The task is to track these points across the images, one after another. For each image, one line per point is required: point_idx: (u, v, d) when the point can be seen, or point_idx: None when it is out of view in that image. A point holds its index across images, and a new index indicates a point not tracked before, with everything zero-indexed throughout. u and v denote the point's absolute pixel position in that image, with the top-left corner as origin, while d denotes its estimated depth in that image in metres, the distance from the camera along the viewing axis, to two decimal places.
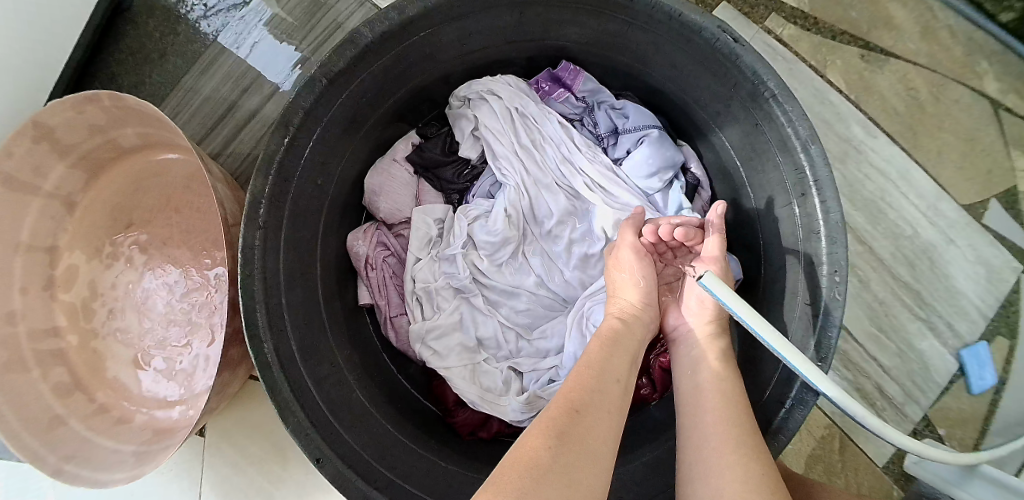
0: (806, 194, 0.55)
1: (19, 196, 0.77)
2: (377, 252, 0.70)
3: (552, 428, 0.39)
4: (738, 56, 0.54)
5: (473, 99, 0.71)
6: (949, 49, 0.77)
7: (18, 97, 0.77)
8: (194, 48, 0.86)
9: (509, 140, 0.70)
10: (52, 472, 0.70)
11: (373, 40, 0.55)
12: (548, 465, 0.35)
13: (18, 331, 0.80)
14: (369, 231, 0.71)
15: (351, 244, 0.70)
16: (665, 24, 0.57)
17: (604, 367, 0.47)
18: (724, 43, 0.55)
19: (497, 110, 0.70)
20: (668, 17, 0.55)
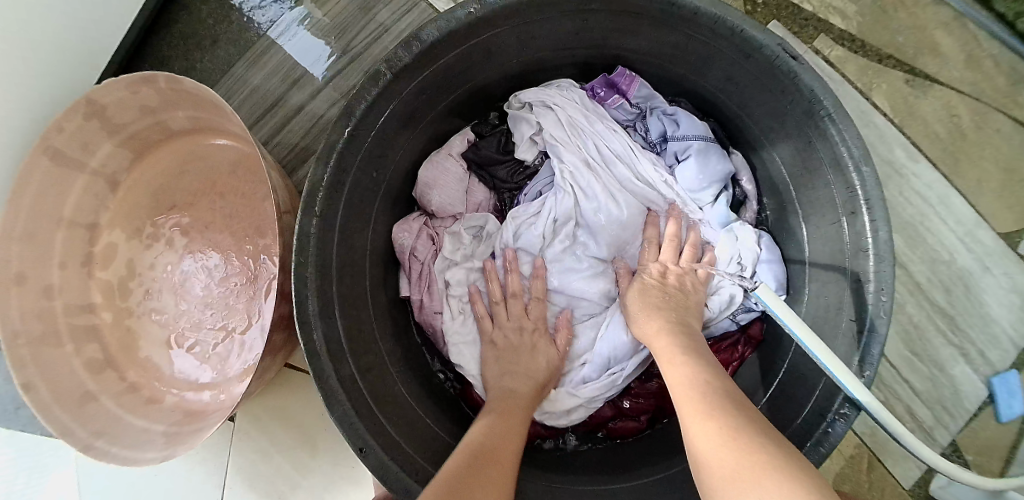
0: (857, 212, 0.56)
1: (66, 172, 0.78)
2: (421, 244, 0.71)
3: (463, 464, 0.45)
4: (796, 74, 0.55)
5: (535, 105, 0.73)
6: (993, 78, 0.77)
7: (73, 74, 0.78)
8: (247, 37, 0.87)
9: (566, 141, 0.71)
10: (82, 447, 0.70)
11: (439, 37, 0.56)
12: (460, 480, 0.42)
13: (55, 305, 0.81)
14: (415, 223, 0.72)
15: (396, 236, 0.70)
16: (726, 38, 0.57)
17: (506, 423, 0.53)
18: (782, 61, 0.55)
19: (560, 119, 0.71)
20: (731, 33, 0.56)
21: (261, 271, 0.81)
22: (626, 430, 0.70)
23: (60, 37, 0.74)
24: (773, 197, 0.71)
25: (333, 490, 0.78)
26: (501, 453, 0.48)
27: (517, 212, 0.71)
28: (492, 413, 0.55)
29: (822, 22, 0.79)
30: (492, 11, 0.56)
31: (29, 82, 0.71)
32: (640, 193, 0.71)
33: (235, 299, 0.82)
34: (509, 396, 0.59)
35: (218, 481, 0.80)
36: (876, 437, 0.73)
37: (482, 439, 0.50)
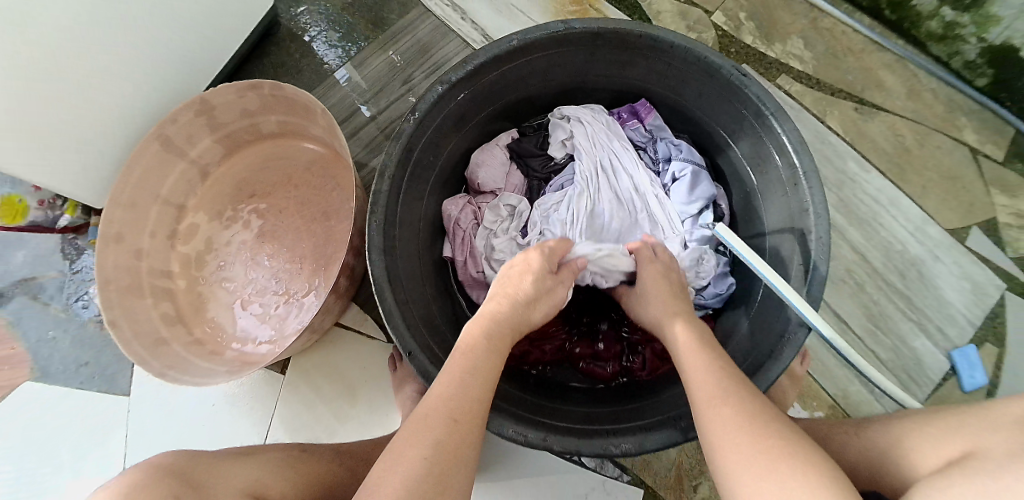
0: (798, 183, 0.70)
1: (170, 156, 0.96)
2: (465, 216, 0.86)
3: (434, 440, 0.47)
4: (746, 87, 0.71)
5: (572, 117, 0.90)
6: (932, 106, 0.93)
7: (183, 83, 0.98)
8: (325, 69, 1.09)
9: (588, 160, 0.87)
10: (158, 373, 0.83)
11: (487, 61, 0.74)
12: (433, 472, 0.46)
13: (142, 266, 0.95)
14: (462, 200, 0.87)
15: (446, 208, 0.87)
16: (695, 64, 0.75)
17: (486, 364, 0.54)
18: (735, 79, 0.72)
19: (588, 133, 0.88)
20: (697, 59, 0.73)
21: (322, 248, 0.96)
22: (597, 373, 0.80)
23: (180, 54, 0.94)
24: (743, 218, 0.85)
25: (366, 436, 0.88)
26: (465, 406, 0.50)
27: (543, 200, 0.86)
28: (472, 352, 0.55)
29: (783, 65, 0.96)
30: (528, 43, 0.74)
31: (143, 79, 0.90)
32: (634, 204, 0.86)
33: (299, 270, 0.96)
34: (496, 332, 0.58)
35: (263, 425, 0.90)
36: (848, 399, 0.81)
37: (461, 393, 0.51)
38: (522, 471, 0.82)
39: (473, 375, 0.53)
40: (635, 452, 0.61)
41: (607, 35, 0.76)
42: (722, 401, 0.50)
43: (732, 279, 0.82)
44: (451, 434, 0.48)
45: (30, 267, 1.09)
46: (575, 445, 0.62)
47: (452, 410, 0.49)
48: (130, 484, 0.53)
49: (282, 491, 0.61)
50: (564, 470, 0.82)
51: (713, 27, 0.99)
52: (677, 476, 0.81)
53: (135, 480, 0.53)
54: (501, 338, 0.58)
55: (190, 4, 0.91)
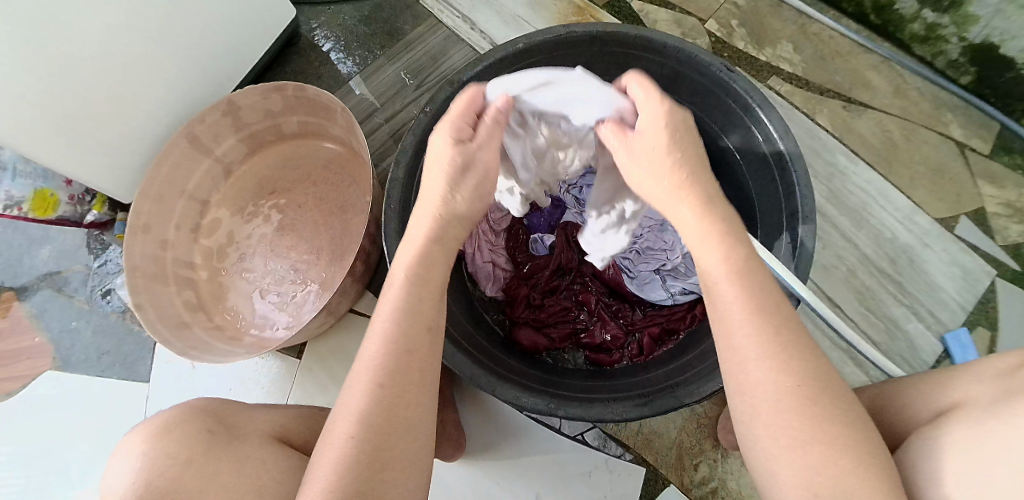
0: (784, 168, 0.74)
1: (197, 154, 1.02)
2: None
3: (368, 429, 0.48)
4: (733, 82, 0.77)
5: None
6: (918, 104, 0.97)
7: (210, 87, 1.05)
8: (343, 77, 1.16)
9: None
10: (181, 353, 0.88)
11: (495, 62, 0.80)
12: (371, 459, 0.48)
13: (167, 256, 1.00)
14: None
15: None
16: (687, 63, 0.80)
17: (413, 328, 0.52)
18: (723, 75, 0.77)
19: None
20: (688, 57, 0.79)
21: (339, 240, 1.01)
22: (608, 359, 0.84)
23: (208, 59, 1.01)
24: (742, 212, 0.88)
25: None
26: (405, 379, 0.50)
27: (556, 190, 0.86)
28: (393, 317, 0.51)
29: (773, 68, 1.01)
30: (533, 45, 0.80)
31: (173, 81, 0.96)
32: None
33: (316, 261, 1.01)
34: (422, 281, 0.53)
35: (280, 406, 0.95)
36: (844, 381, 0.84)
37: (387, 369, 0.50)
38: (527, 450, 0.85)
39: (404, 344, 0.51)
40: (635, 416, 0.64)
41: (605, 35, 0.81)
42: (756, 358, 0.43)
43: None
44: (380, 418, 0.49)
45: (57, 262, 1.15)
46: (577, 407, 0.64)
47: (375, 386, 0.50)
48: (164, 422, 0.64)
49: (305, 439, 0.68)
50: (568, 450, 0.85)
51: (707, 34, 1.05)
52: (677, 455, 0.83)
53: (167, 418, 0.64)
54: (427, 287, 0.53)
55: (219, 13, 0.98)
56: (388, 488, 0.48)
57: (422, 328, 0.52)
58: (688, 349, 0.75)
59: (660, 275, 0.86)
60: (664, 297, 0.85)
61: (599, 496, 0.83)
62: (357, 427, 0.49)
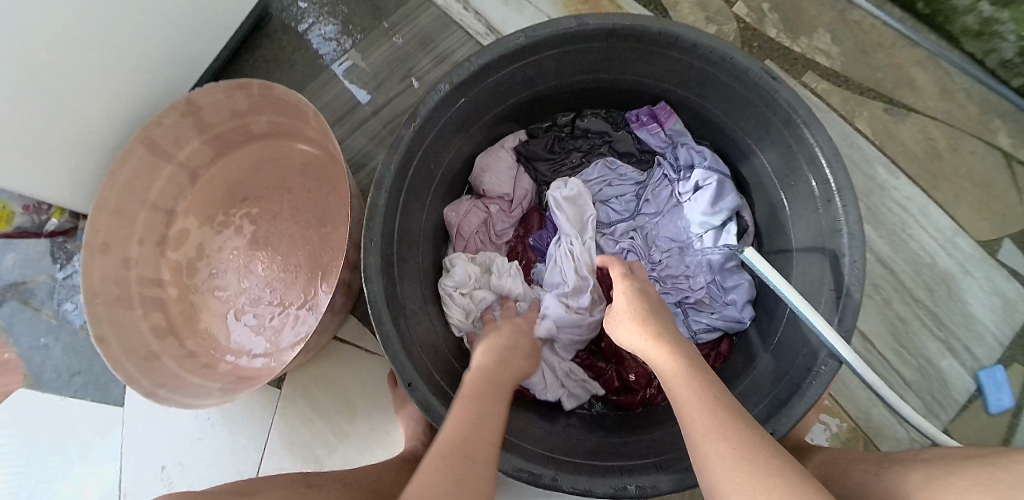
0: (830, 200, 0.65)
1: (157, 159, 0.90)
2: (468, 224, 0.83)
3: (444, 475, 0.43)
4: (776, 91, 0.66)
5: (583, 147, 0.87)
6: (965, 108, 0.87)
7: (170, 80, 0.92)
8: (318, 65, 1.02)
9: (596, 184, 0.85)
10: (147, 393, 0.80)
11: (492, 60, 0.68)
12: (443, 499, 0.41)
13: (130, 275, 0.91)
14: (466, 205, 0.84)
15: (446, 215, 0.83)
16: (719, 65, 0.69)
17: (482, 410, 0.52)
18: (765, 82, 0.66)
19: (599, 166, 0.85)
20: (722, 59, 0.68)
21: (318, 258, 0.90)
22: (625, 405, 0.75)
23: (165, 50, 0.88)
24: (769, 235, 0.79)
25: (366, 455, 0.87)
26: (478, 449, 0.47)
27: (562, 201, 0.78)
28: (452, 433, 0.48)
29: (808, 61, 0.90)
30: (533, 42, 0.69)
31: (122, 76, 0.84)
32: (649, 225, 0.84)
33: (295, 280, 0.91)
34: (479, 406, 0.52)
35: (261, 440, 0.90)
36: (870, 421, 0.78)
37: (438, 468, 0.44)
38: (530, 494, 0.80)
39: (460, 452, 0.46)
40: (650, 493, 0.57)
41: (623, 33, 0.70)
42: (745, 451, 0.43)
43: (750, 311, 0.78)
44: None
45: (20, 272, 1.06)
46: (587, 483, 0.59)
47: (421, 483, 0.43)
48: None
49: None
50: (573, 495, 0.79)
51: (735, 19, 0.92)
52: (690, 497, 0.79)
53: None
54: (489, 396, 0.54)
55: None
56: None
57: (487, 413, 0.52)
58: None
59: (682, 308, 0.80)
60: (687, 334, 0.78)
61: None
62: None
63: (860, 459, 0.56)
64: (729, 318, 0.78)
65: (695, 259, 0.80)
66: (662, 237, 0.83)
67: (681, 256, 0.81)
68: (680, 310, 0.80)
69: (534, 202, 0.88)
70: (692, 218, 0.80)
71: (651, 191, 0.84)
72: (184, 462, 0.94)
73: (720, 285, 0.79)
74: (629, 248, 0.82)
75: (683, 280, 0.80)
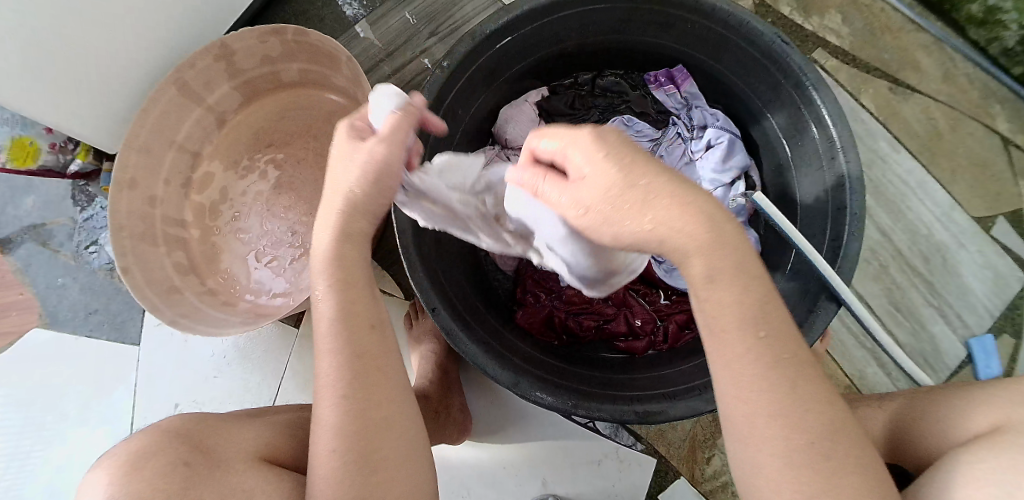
0: (835, 157, 0.69)
1: (187, 101, 0.93)
2: None
3: (352, 387, 0.46)
4: (787, 54, 0.70)
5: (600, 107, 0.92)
6: (966, 92, 0.91)
7: (203, 26, 0.95)
8: (346, 21, 1.05)
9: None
10: (171, 322, 0.82)
11: (523, 10, 0.72)
12: (366, 411, 0.46)
13: (155, 213, 0.93)
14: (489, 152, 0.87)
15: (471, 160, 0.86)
16: (735, 30, 0.73)
17: (348, 280, 0.48)
18: (778, 45, 0.70)
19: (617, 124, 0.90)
20: (739, 24, 0.72)
21: None
22: (631, 349, 0.79)
23: None
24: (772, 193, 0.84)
25: None
26: (360, 320, 0.48)
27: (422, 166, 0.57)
28: (332, 333, 0.47)
29: (819, 39, 0.94)
30: None
31: (160, 17, 0.86)
32: None
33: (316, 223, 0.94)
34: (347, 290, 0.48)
35: (276, 377, 0.93)
36: (865, 380, 0.82)
37: (343, 380, 0.46)
38: (537, 433, 0.83)
39: (354, 353, 0.47)
40: (659, 417, 0.60)
41: None
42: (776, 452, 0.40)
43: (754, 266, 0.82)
44: (355, 425, 0.46)
45: (41, 213, 1.08)
46: (599, 409, 0.61)
47: (342, 399, 0.46)
48: (137, 451, 0.53)
49: (294, 456, 0.62)
50: (578, 436, 0.82)
51: None
52: (689, 447, 0.81)
53: (144, 446, 0.54)
54: (351, 245, 0.48)
55: None
56: (390, 435, 0.47)
57: (353, 273, 0.48)
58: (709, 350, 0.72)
59: None
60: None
61: (608, 484, 0.81)
62: (335, 437, 0.45)
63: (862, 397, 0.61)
64: None
65: None
66: None
67: None
68: None
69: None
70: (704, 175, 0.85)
71: (666, 148, 0.89)
72: (197, 400, 0.96)
73: None
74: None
75: None
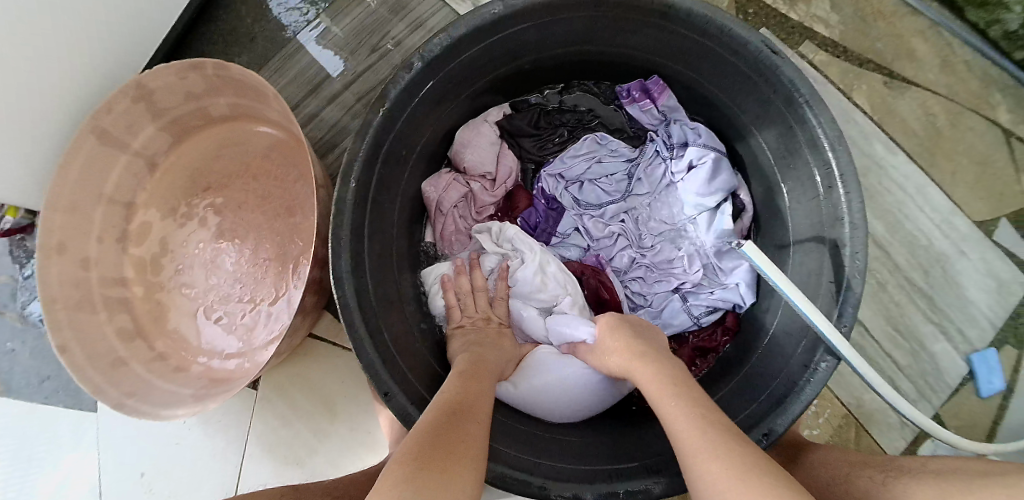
0: (832, 187, 0.62)
1: (110, 150, 0.83)
2: (447, 198, 0.78)
3: (451, 409, 0.49)
4: (777, 67, 0.61)
5: (570, 123, 0.83)
6: (966, 81, 0.83)
7: (118, 62, 0.84)
8: (280, 37, 0.93)
9: (585, 161, 0.81)
10: (116, 404, 0.76)
11: (465, 32, 0.62)
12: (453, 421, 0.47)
13: (91, 276, 0.85)
14: (446, 178, 0.78)
15: (425, 190, 0.77)
16: (716, 39, 0.64)
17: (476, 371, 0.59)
18: (766, 57, 0.61)
19: (589, 145, 0.81)
20: (720, 32, 0.63)
21: (289, 248, 0.85)
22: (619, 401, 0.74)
23: (109, 28, 0.80)
24: (761, 216, 0.77)
25: (350, 456, 0.85)
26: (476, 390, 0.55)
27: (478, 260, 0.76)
28: (447, 388, 0.54)
29: (806, 30, 0.85)
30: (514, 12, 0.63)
31: (63, 61, 0.75)
32: (642, 206, 0.81)
33: (265, 274, 0.86)
34: (478, 358, 0.62)
35: (242, 440, 0.87)
36: (862, 407, 0.78)
37: (457, 395, 0.53)
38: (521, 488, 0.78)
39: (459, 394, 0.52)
40: (642, 497, 0.57)
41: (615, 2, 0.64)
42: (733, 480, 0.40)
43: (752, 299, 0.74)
44: (446, 425, 0.47)
45: None
46: (574, 489, 0.58)
47: (437, 416, 0.48)
48: None
49: None
50: None
51: None
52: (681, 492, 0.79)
53: None
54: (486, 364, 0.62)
55: None
56: (468, 443, 0.45)
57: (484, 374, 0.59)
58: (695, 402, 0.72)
59: (680, 295, 0.77)
60: (689, 322, 0.76)
61: None
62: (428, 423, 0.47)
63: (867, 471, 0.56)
64: (717, 304, 0.76)
65: (687, 244, 0.78)
66: (656, 219, 0.80)
67: (673, 240, 0.79)
68: (678, 296, 0.77)
69: (519, 181, 0.83)
70: (686, 199, 0.77)
71: (643, 170, 0.80)
72: (161, 467, 0.90)
73: (716, 268, 0.77)
74: (619, 232, 0.80)
75: (677, 266, 0.78)
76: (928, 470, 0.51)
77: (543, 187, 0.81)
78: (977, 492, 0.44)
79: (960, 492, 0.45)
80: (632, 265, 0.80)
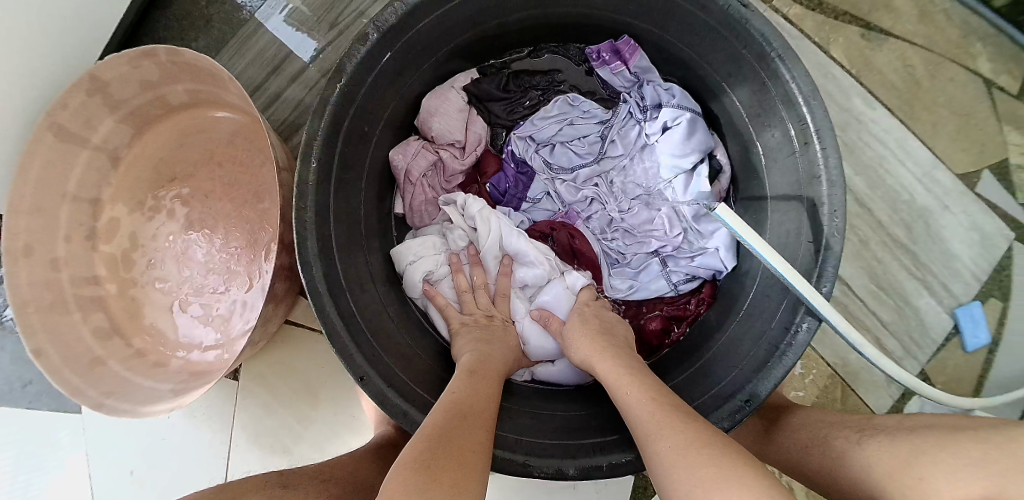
0: (808, 142, 0.60)
1: (70, 146, 0.81)
2: (417, 166, 0.75)
3: (461, 395, 0.52)
4: (747, 20, 0.59)
5: (542, 86, 0.81)
6: (944, 31, 0.81)
7: (71, 53, 0.81)
8: (238, 18, 0.90)
9: (556, 122, 0.79)
10: (94, 405, 0.74)
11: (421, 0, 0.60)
12: (462, 407, 0.50)
13: (62, 277, 0.83)
14: (414, 145, 0.76)
15: (392, 158, 0.74)
16: None
17: (485, 354, 0.61)
18: (735, 9, 0.59)
19: (562, 108, 0.79)
20: None
21: (259, 236, 0.83)
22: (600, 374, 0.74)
23: (58, 19, 0.77)
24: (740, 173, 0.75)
25: (337, 439, 0.85)
26: (487, 373, 0.57)
27: (451, 235, 0.75)
28: (458, 375, 0.57)
29: None
30: None
31: (15, 56, 0.72)
32: (617, 170, 0.79)
33: (236, 263, 0.84)
34: (482, 360, 0.60)
35: (226, 433, 0.87)
36: (848, 367, 0.79)
37: (469, 386, 0.54)
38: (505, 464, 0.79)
39: (470, 378, 0.55)
40: (624, 468, 0.57)
41: None
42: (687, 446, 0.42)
43: (733, 261, 0.73)
44: (451, 412, 0.49)
45: None
46: (558, 464, 0.58)
47: (446, 405, 0.50)
48: None
49: None
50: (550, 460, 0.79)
51: None
52: None
53: None
54: (492, 341, 0.64)
55: None
56: (477, 426, 0.48)
57: (490, 353, 0.62)
58: (680, 368, 0.71)
59: (659, 258, 0.77)
60: (667, 287, 0.77)
61: None
62: (441, 413, 0.49)
63: (843, 426, 0.57)
64: (694, 267, 0.76)
65: (664, 206, 0.77)
66: (631, 182, 0.79)
67: (648, 203, 0.78)
68: (656, 259, 0.77)
69: (489, 146, 0.81)
70: (662, 161, 0.75)
71: (617, 132, 0.79)
72: (152, 463, 0.89)
73: (695, 231, 0.76)
74: (593, 196, 0.79)
75: (656, 228, 0.77)
76: (907, 423, 0.53)
77: (513, 151, 0.80)
78: (956, 460, 0.44)
79: (929, 449, 0.46)
80: (609, 228, 0.79)
